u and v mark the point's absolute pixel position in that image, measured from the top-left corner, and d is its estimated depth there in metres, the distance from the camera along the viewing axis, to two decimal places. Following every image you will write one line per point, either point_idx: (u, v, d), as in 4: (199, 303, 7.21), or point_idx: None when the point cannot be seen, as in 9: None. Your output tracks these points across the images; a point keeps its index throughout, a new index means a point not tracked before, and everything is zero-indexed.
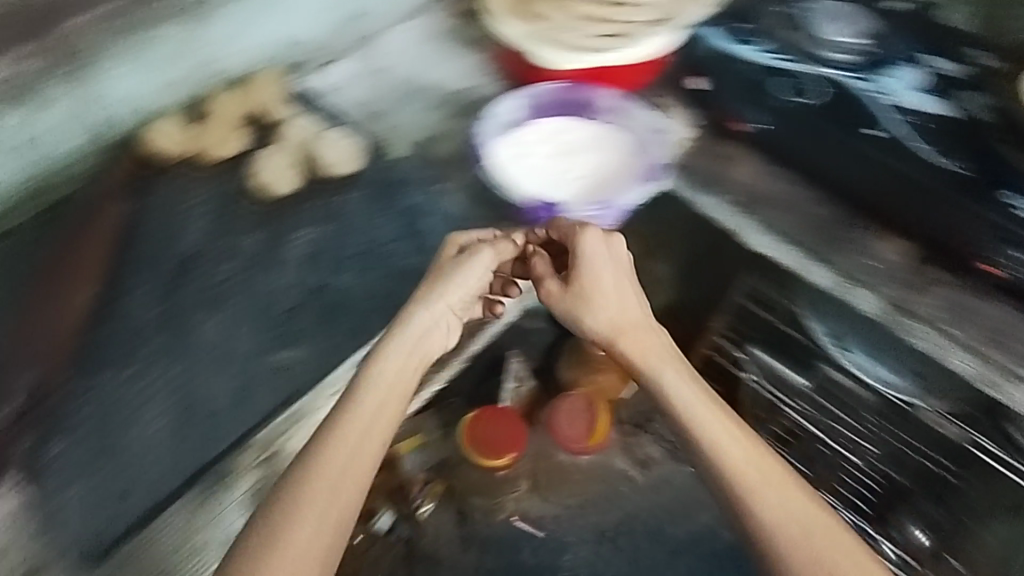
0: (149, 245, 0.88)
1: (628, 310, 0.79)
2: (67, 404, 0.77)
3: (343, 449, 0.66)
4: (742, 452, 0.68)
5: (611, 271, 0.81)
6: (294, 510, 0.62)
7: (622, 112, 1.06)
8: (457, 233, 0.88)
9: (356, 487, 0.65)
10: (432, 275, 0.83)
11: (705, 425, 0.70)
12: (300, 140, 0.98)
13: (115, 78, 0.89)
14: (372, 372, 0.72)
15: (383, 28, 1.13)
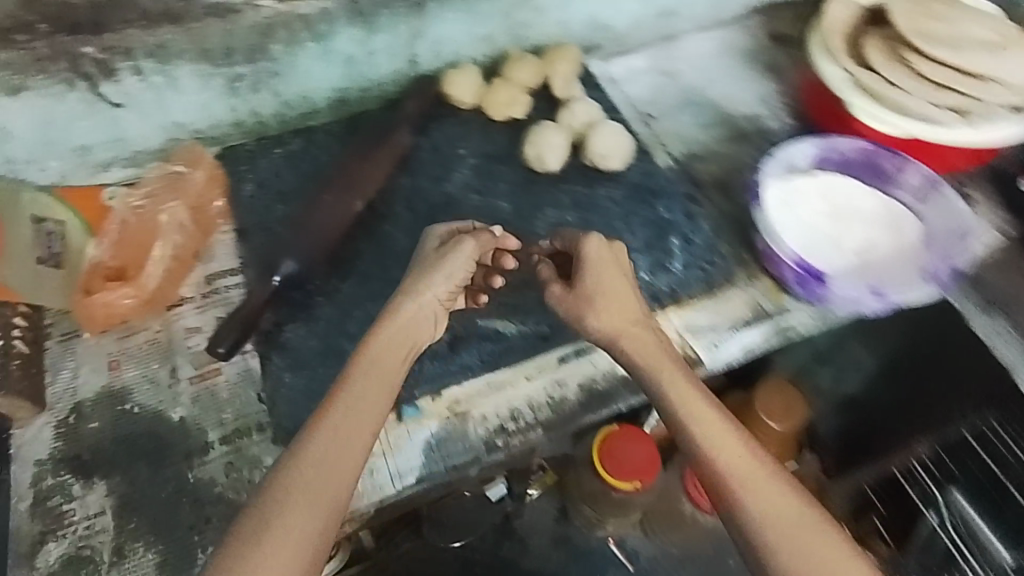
0: (419, 178, 0.96)
1: (618, 275, 0.77)
2: (315, 298, 0.84)
3: (358, 416, 0.62)
4: (736, 452, 0.64)
5: (603, 269, 0.76)
6: (292, 481, 0.58)
7: (934, 191, 0.96)
8: (439, 226, 0.81)
9: (355, 460, 0.60)
10: (418, 266, 0.76)
11: (713, 443, 0.64)
12: (582, 120, 0.99)
13: (447, 21, 0.98)
14: (369, 361, 0.67)
15: (684, 38, 1.19)
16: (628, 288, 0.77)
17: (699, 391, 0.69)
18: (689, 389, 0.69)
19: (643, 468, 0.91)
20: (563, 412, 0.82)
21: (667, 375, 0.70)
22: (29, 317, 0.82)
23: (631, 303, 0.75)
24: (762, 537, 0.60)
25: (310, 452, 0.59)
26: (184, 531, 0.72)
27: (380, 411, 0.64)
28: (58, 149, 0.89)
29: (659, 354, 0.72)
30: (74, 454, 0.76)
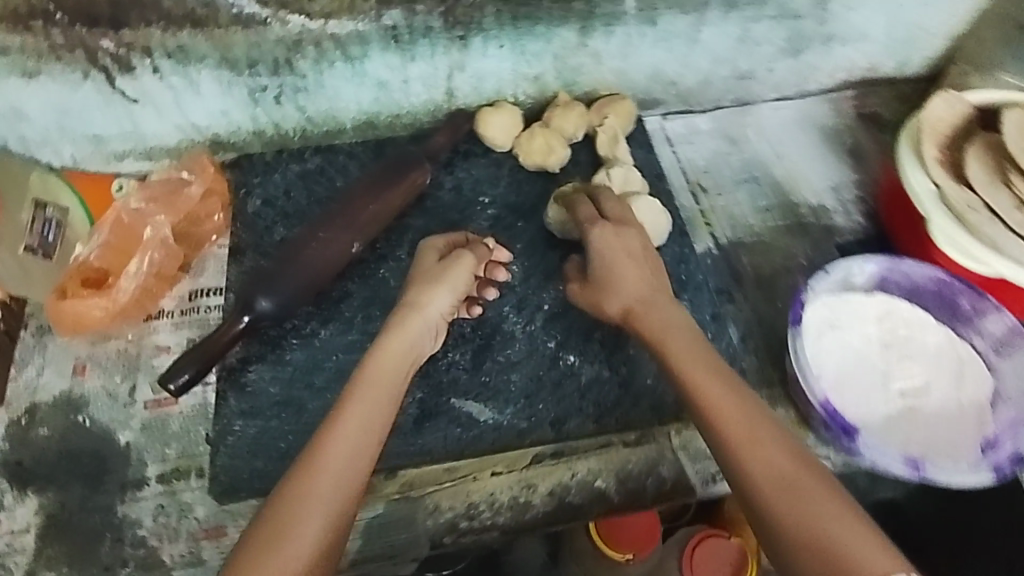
0: (429, 221, 0.89)
1: (632, 241, 0.75)
2: (288, 340, 0.78)
3: (359, 421, 0.59)
4: (742, 414, 0.60)
5: (609, 244, 0.75)
6: (298, 483, 0.54)
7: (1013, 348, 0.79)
8: (434, 237, 0.78)
9: (359, 461, 0.56)
10: (418, 280, 0.72)
11: (717, 412, 0.60)
12: (618, 188, 0.89)
13: (490, 56, 0.90)
14: (376, 364, 0.64)
15: (759, 104, 1.07)
16: (641, 257, 0.74)
17: (706, 359, 0.65)
18: (695, 357, 0.65)
19: (641, 537, 0.80)
20: (526, 518, 0.72)
21: (675, 345, 0.67)
22: (6, 308, 0.80)
23: (643, 270, 0.73)
24: (766, 515, 0.54)
25: (315, 455, 0.56)
26: (97, 570, 0.68)
27: (385, 408, 0.61)
28: (73, 136, 0.86)
29: (675, 325, 0.69)
30: (16, 461, 0.74)
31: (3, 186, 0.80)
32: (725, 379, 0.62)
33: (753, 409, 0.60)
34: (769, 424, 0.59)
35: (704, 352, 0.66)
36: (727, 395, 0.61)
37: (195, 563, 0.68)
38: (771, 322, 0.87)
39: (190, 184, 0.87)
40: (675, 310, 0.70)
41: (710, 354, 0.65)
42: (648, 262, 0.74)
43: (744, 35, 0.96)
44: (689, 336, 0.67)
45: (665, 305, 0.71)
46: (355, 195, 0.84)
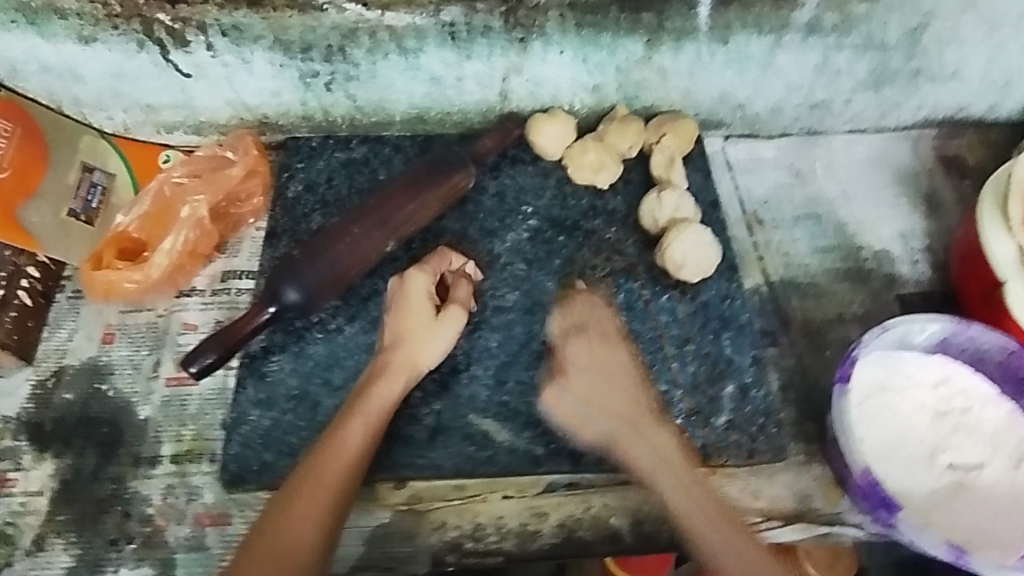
0: (467, 225, 0.86)
1: (612, 355, 0.75)
2: (313, 333, 0.77)
3: (354, 437, 0.64)
4: (692, 508, 0.68)
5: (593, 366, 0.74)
6: (296, 489, 0.61)
7: None
8: (421, 279, 0.74)
9: (349, 474, 0.63)
10: (410, 334, 0.71)
11: (678, 500, 0.68)
12: (669, 213, 0.84)
13: (551, 62, 0.87)
14: (372, 386, 0.68)
15: (830, 136, 1.01)
16: (620, 378, 0.74)
17: (666, 452, 0.71)
18: (663, 450, 0.71)
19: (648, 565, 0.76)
20: (531, 547, 0.70)
21: (633, 438, 0.71)
22: (45, 269, 0.81)
23: (622, 379, 0.74)
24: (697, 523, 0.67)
25: (314, 462, 0.63)
26: (103, 543, 0.68)
27: (377, 424, 0.66)
28: (126, 103, 0.86)
29: (644, 421, 0.72)
30: (37, 422, 0.74)
31: (54, 147, 0.82)
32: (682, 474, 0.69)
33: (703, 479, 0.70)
34: (720, 510, 0.68)
35: (666, 446, 0.71)
36: (682, 484, 0.69)
37: (196, 549, 0.68)
38: (814, 373, 0.82)
39: (231, 164, 0.86)
40: (647, 396, 0.74)
41: (674, 447, 0.71)
42: (634, 387, 0.74)
43: (823, 63, 0.91)
44: (656, 431, 0.72)
45: (637, 399, 0.74)
46: (392, 192, 0.81)
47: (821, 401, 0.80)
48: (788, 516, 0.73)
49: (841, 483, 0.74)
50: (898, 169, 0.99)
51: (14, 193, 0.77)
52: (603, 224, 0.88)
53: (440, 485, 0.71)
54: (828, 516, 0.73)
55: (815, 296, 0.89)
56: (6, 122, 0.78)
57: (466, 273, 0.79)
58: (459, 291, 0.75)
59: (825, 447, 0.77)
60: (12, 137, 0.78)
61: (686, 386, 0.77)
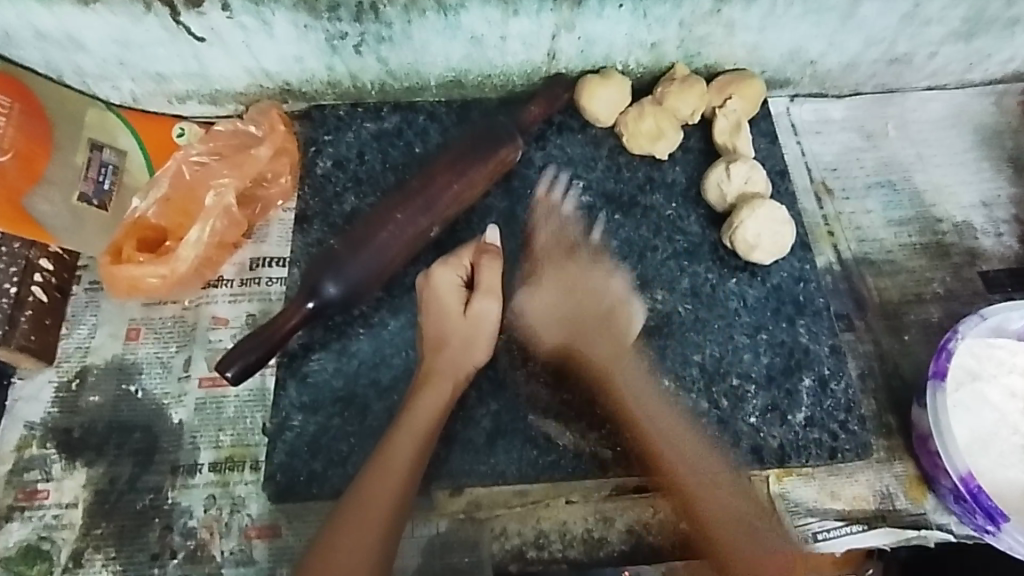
0: (514, 204, 0.79)
1: (586, 279, 0.72)
2: (356, 328, 0.71)
3: (401, 459, 0.60)
4: (689, 451, 0.65)
5: (558, 285, 0.72)
6: (345, 519, 0.57)
7: None
8: (445, 273, 0.68)
9: (401, 499, 0.59)
10: (441, 336, 0.67)
11: (690, 459, 0.65)
12: (738, 188, 0.77)
13: (606, 17, 0.77)
14: (415, 401, 0.64)
15: (906, 93, 0.91)
16: (567, 308, 0.71)
17: (629, 357, 0.69)
18: (635, 378, 0.68)
19: None
20: (599, 554, 0.67)
21: (623, 376, 0.68)
22: (58, 261, 0.74)
23: (616, 329, 0.70)
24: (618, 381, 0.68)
25: (362, 490, 0.58)
26: (145, 558, 0.64)
27: (424, 444, 0.62)
28: (133, 71, 0.77)
29: (613, 338, 0.69)
30: (65, 428, 0.70)
31: (58, 125, 0.75)
32: (658, 407, 0.67)
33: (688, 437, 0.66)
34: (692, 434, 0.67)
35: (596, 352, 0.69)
36: (661, 421, 0.67)
37: (245, 563, 0.64)
38: (894, 360, 0.76)
39: (258, 143, 0.78)
40: (632, 323, 0.72)
41: (648, 386, 0.68)
42: (600, 322, 0.70)
43: (912, 12, 0.81)
44: (624, 356, 0.69)
45: (619, 324, 0.71)
46: (434, 170, 0.73)
47: (903, 391, 0.74)
48: (870, 517, 0.69)
49: (929, 480, 0.69)
50: (981, 130, 0.90)
51: (17, 177, 0.70)
52: (663, 199, 0.80)
53: (500, 491, 0.67)
54: (915, 517, 0.69)
55: (895, 274, 0.81)
56: (3, 97, 0.71)
57: (494, 247, 0.70)
58: (485, 277, 0.68)
59: (906, 440, 0.72)
60: (13, 114, 0.71)
61: (759, 380, 0.71)
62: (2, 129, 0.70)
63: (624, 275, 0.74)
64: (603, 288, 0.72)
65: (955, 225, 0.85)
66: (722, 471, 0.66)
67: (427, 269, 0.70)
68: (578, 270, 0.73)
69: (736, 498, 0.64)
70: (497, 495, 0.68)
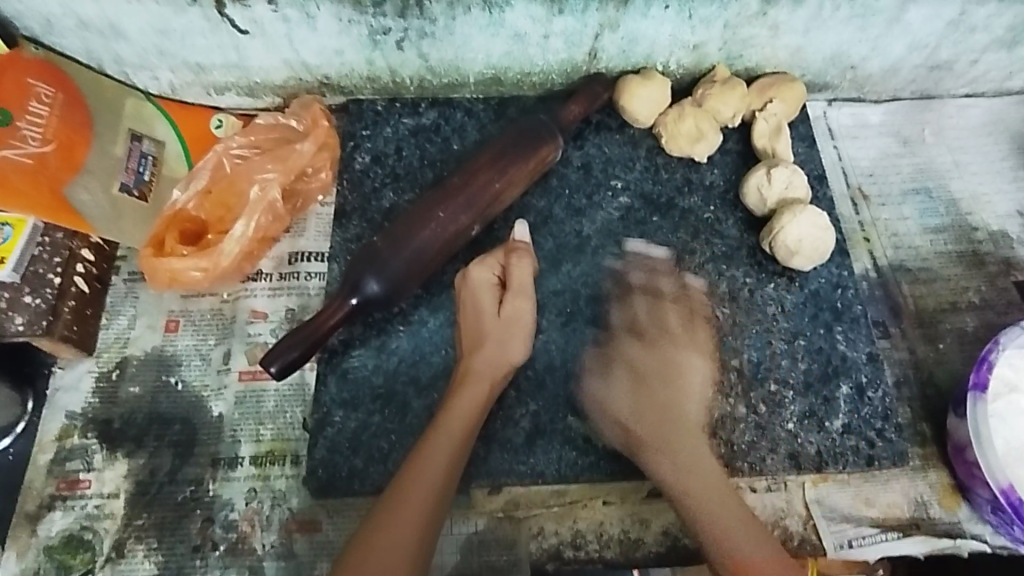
0: (553, 203, 0.79)
1: (684, 310, 0.71)
2: (395, 325, 0.71)
3: (436, 464, 0.59)
4: (711, 474, 0.63)
5: (656, 352, 0.68)
6: (382, 521, 0.56)
7: None
8: (478, 272, 0.68)
9: (436, 499, 0.58)
10: (475, 336, 0.66)
11: (678, 480, 0.63)
12: (779, 192, 0.76)
13: (651, 18, 0.77)
14: (455, 401, 0.63)
15: (943, 99, 0.91)
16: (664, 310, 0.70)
17: (702, 401, 0.67)
18: (692, 393, 0.67)
19: None
20: (635, 556, 0.67)
21: (675, 450, 0.64)
22: (98, 252, 0.74)
23: (696, 342, 0.69)
24: (642, 422, 0.65)
25: (400, 484, 0.58)
26: (187, 549, 0.65)
27: (460, 446, 0.61)
28: (173, 62, 0.77)
29: (675, 376, 0.67)
30: (105, 419, 0.70)
31: (98, 115, 0.75)
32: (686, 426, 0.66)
33: (682, 336, 0.69)
34: (693, 440, 0.65)
35: (691, 412, 0.66)
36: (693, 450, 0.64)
37: (285, 557, 0.64)
38: (929, 369, 0.76)
39: (300, 138, 0.78)
40: (709, 339, 0.70)
41: (696, 374, 0.68)
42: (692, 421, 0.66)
43: (958, 18, 0.80)
44: (686, 359, 0.68)
45: (680, 400, 0.66)
46: (476, 169, 0.73)
47: (939, 401, 0.74)
48: (905, 524, 0.69)
49: (964, 491, 0.69)
50: (1020, 137, 0.90)
51: (59, 168, 0.70)
52: (701, 201, 0.80)
53: (536, 492, 0.68)
54: (949, 525, 0.69)
55: (932, 282, 0.81)
56: (46, 86, 0.71)
57: (523, 246, 0.70)
58: (516, 277, 0.68)
59: (943, 455, 0.72)
60: (55, 105, 0.71)
61: (799, 385, 0.72)
62: (45, 119, 0.70)
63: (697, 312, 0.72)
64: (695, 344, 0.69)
65: (993, 235, 0.84)
66: (699, 460, 0.64)
67: (463, 270, 0.70)
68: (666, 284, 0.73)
69: (754, 531, 0.60)
70: (534, 497, 0.68)
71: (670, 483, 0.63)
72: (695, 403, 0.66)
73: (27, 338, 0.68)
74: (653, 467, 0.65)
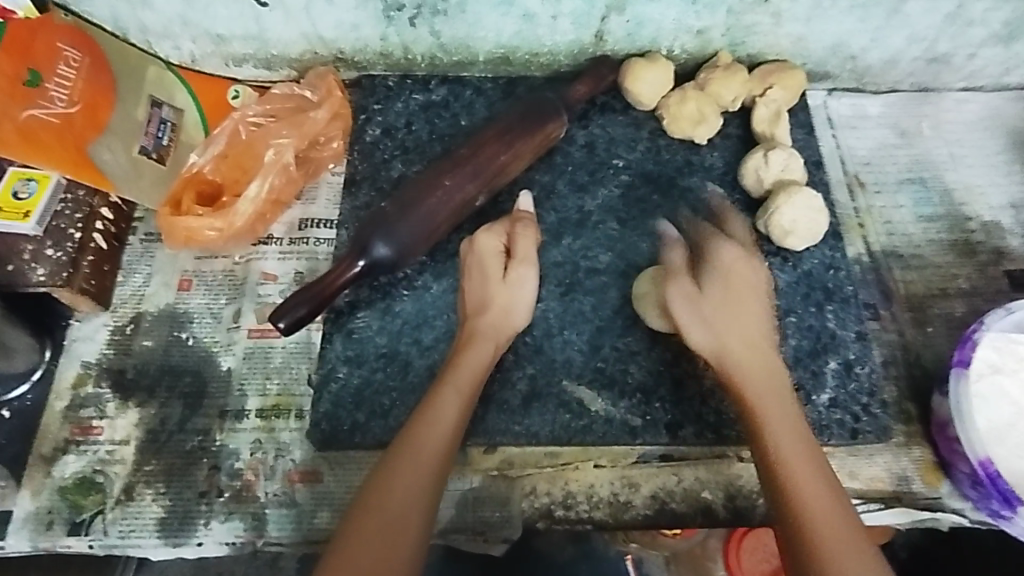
0: (556, 179, 0.82)
1: (758, 310, 0.64)
2: (399, 289, 0.74)
3: (448, 412, 0.61)
4: (783, 418, 0.59)
5: (731, 314, 0.63)
6: (397, 456, 0.58)
7: None
8: (486, 238, 0.70)
9: (447, 446, 0.59)
10: (480, 299, 0.68)
11: (770, 425, 0.59)
12: (777, 175, 0.78)
13: (657, 2, 0.79)
14: (460, 360, 0.64)
15: (942, 94, 0.93)
16: (774, 341, 0.64)
17: (764, 355, 0.62)
18: (757, 368, 0.61)
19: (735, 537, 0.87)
20: (623, 518, 0.70)
21: (795, 457, 0.57)
22: (117, 211, 0.77)
23: (747, 310, 0.64)
24: (727, 335, 0.63)
25: (410, 438, 0.59)
26: (193, 495, 0.68)
27: (468, 400, 0.62)
28: (195, 31, 0.80)
29: (746, 299, 0.64)
30: (119, 369, 0.73)
31: (121, 79, 0.78)
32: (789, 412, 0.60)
33: (755, 309, 0.64)
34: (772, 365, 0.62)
35: (755, 326, 0.63)
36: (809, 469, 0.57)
37: (287, 505, 0.67)
38: (916, 350, 0.78)
39: (314, 107, 0.81)
40: (766, 314, 0.65)
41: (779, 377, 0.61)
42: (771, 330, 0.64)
43: (956, 12, 0.82)
44: (751, 302, 0.64)
45: (753, 292, 0.65)
46: (483, 140, 0.76)
47: (926, 383, 0.77)
48: (886, 496, 0.72)
49: (945, 467, 0.71)
50: (1017, 132, 0.92)
51: (84, 127, 0.73)
52: (700, 182, 0.82)
53: (531, 453, 0.70)
54: (929, 500, 0.71)
55: (922, 268, 0.83)
56: (74, 51, 0.74)
57: (526, 218, 0.72)
58: (523, 246, 0.69)
59: (926, 433, 0.74)
60: (81, 68, 0.74)
61: (788, 360, 0.74)
62: (72, 81, 0.73)
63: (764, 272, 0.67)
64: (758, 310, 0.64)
65: (987, 226, 0.86)
66: (779, 392, 0.61)
67: (469, 236, 0.71)
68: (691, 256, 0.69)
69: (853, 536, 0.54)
70: (528, 458, 0.70)
71: (723, 341, 0.62)
72: (746, 327, 0.63)
73: (49, 288, 0.70)
74: (739, 340, 0.62)
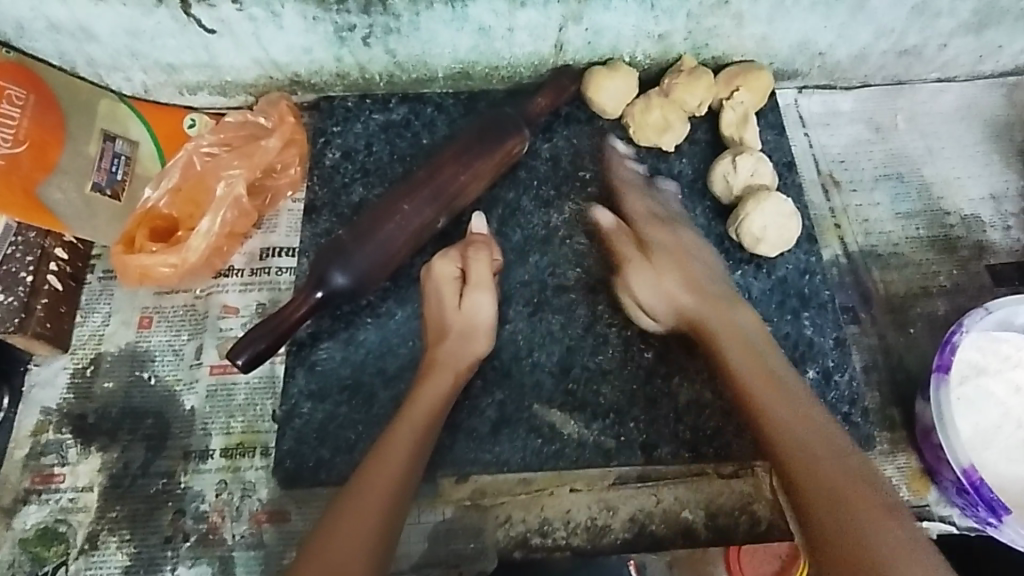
0: (521, 194, 0.80)
1: (695, 257, 0.70)
2: (362, 318, 0.72)
3: (400, 448, 0.60)
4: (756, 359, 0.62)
5: (668, 263, 0.69)
6: (349, 500, 0.57)
7: None
8: (439, 264, 0.69)
9: (399, 483, 0.58)
10: (436, 328, 0.67)
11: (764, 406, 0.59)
12: (745, 180, 0.77)
13: (614, 10, 0.77)
14: (417, 393, 0.64)
15: (916, 86, 0.91)
16: (720, 301, 0.67)
17: (743, 329, 0.65)
18: (732, 330, 0.65)
19: None
20: (601, 543, 0.67)
21: (776, 398, 0.59)
22: (72, 250, 0.76)
23: (684, 262, 0.69)
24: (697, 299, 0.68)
25: (361, 478, 0.58)
26: (158, 540, 0.66)
27: (422, 433, 0.62)
28: (145, 62, 0.78)
29: (679, 251, 0.71)
30: (79, 414, 0.71)
31: (71, 115, 0.76)
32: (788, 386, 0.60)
33: (693, 275, 0.69)
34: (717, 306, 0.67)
35: (695, 266, 0.69)
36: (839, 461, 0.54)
37: (255, 547, 0.65)
38: (899, 353, 0.76)
39: (268, 134, 0.79)
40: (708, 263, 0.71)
41: (756, 330, 0.65)
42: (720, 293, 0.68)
43: (922, 3, 0.80)
44: (658, 260, 0.70)
45: (692, 259, 0.70)
46: (441, 161, 0.74)
47: (909, 387, 0.75)
48: None
49: (932, 474, 0.70)
50: (995, 121, 0.89)
51: (32, 168, 0.71)
52: None
53: (505, 480, 0.69)
54: (916, 509, 0.69)
55: (902, 267, 0.81)
56: (18, 89, 0.72)
57: (481, 238, 0.71)
58: (476, 270, 0.68)
59: (912, 441, 0.72)
60: (26, 106, 0.72)
61: None
62: (18, 120, 0.71)
63: (691, 229, 0.74)
64: (699, 271, 0.69)
65: (967, 220, 0.84)
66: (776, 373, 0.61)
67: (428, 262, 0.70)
68: (673, 237, 0.72)
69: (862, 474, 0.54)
70: (500, 487, 0.68)
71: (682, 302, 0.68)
72: (682, 275, 0.69)
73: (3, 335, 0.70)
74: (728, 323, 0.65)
